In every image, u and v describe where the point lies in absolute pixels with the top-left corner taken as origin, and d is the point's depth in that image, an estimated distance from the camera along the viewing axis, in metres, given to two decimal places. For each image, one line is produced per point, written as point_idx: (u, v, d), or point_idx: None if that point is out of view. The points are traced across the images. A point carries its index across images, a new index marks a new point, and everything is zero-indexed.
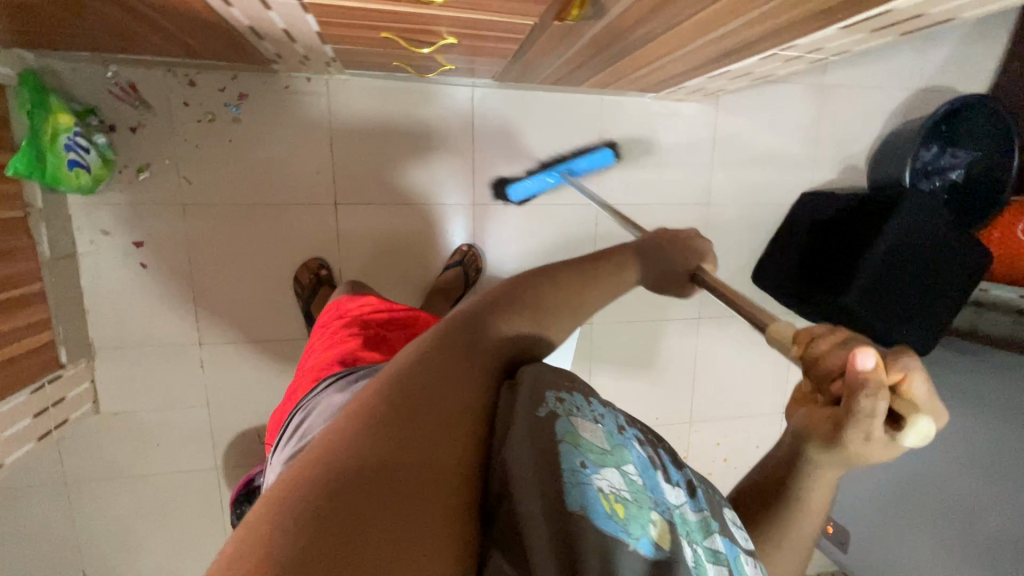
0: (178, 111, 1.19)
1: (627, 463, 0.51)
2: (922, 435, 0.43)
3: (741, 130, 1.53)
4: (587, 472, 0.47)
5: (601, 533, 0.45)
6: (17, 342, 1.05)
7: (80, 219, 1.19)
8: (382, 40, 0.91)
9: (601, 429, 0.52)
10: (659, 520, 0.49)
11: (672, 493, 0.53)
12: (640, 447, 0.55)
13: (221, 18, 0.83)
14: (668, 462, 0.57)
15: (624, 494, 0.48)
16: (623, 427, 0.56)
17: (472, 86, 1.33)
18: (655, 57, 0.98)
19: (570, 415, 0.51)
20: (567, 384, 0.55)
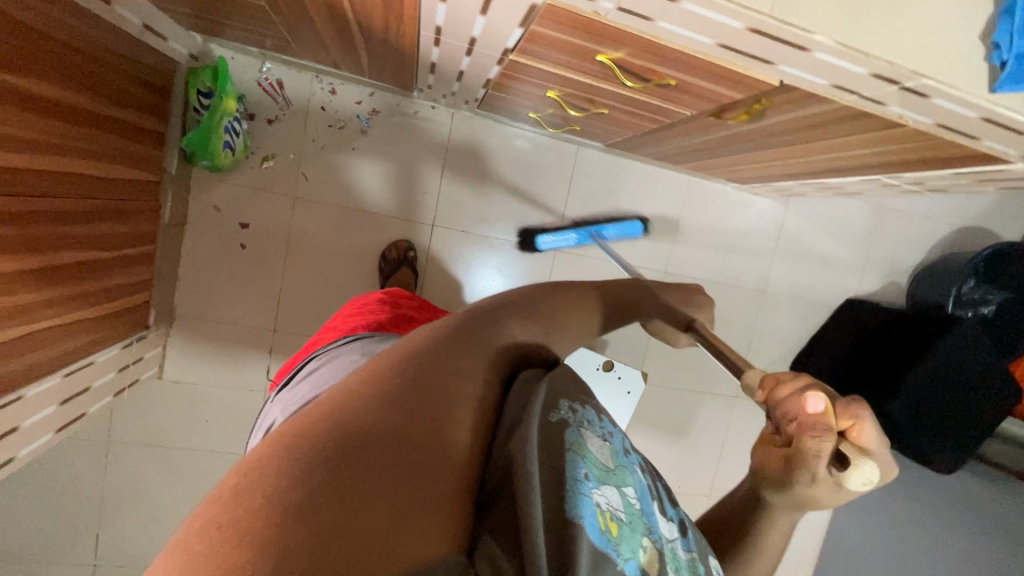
0: (315, 113, 1.28)
1: (628, 485, 0.46)
2: (866, 481, 0.44)
3: (802, 231, 1.65)
4: (588, 482, 0.43)
5: (591, 545, 0.39)
6: (124, 296, 1.08)
7: (198, 191, 1.25)
8: (544, 98, 1.01)
9: (610, 443, 0.48)
10: (648, 550, 0.44)
11: (667, 526, 0.49)
12: (642, 469, 0.51)
13: (416, 50, 0.92)
14: (665, 492, 0.53)
15: (619, 514, 0.43)
16: (628, 447, 0.51)
17: (529, 131, 1.40)
18: (771, 159, 1.09)
19: (581, 421, 0.47)
20: (582, 393, 0.50)
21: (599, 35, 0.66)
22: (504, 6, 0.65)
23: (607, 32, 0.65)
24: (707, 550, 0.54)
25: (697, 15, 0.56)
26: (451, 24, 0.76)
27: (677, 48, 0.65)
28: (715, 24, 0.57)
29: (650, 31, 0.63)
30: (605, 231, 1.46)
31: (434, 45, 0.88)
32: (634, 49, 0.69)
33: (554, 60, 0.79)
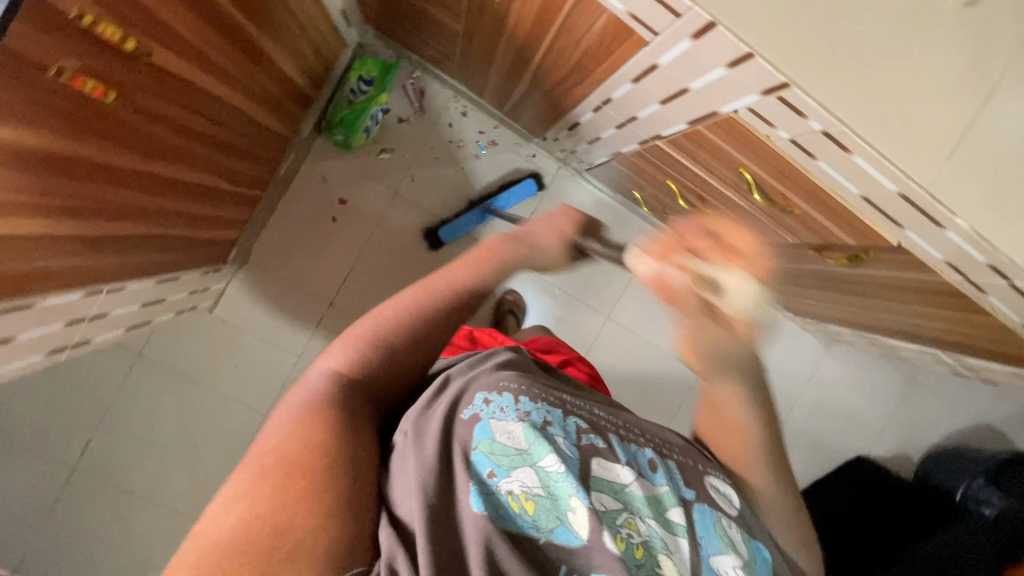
0: (440, 127, 1.38)
1: (542, 457, 0.56)
2: (747, 287, 0.59)
3: (835, 378, 1.70)
4: (495, 478, 0.53)
5: (507, 527, 0.50)
6: (220, 227, 1.13)
7: (313, 158, 1.34)
8: (662, 183, 1.09)
9: (520, 428, 0.58)
10: (581, 506, 0.53)
11: (624, 473, 0.60)
12: (580, 435, 0.62)
13: (568, 107, 1.02)
14: (620, 444, 0.64)
15: (536, 491, 0.53)
16: (551, 420, 0.61)
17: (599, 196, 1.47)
18: (843, 304, 1.16)
19: (490, 418, 0.59)
20: (499, 386, 0.63)
21: (756, 152, 0.75)
22: (685, 103, 0.74)
23: (766, 152, 0.73)
24: (702, 475, 0.67)
25: (860, 169, 0.63)
26: (621, 99, 0.84)
27: (820, 186, 0.73)
28: (869, 180, 0.65)
29: (806, 165, 0.70)
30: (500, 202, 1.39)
31: (592, 110, 0.97)
32: (780, 173, 0.77)
33: (697, 157, 0.88)
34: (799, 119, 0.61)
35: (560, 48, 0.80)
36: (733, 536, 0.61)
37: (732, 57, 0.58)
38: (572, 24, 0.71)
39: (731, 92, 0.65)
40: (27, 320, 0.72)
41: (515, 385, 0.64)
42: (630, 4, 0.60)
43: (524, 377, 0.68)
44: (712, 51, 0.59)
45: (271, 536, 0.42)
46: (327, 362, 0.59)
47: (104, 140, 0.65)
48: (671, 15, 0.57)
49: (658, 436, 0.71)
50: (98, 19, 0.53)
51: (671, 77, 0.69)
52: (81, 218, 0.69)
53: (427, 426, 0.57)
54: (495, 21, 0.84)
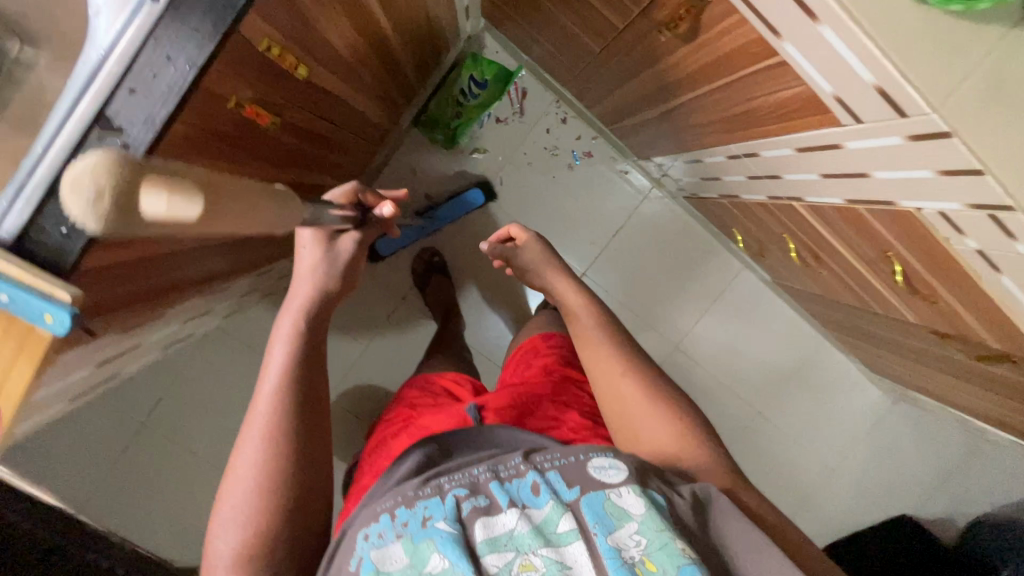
0: (537, 131, 1.32)
1: (428, 561, 0.47)
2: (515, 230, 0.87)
3: (896, 434, 1.64)
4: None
5: None
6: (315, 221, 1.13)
7: (406, 150, 1.31)
8: (777, 232, 1.03)
9: (399, 544, 0.48)
10: None
11: (508, 519, 0.50)
12: (460, 506, 0.51)
13: (695, 146, 0.96)
14: (498, 488, 0.53)
15: None
16: (420, 505, 0.51)
17: (683, 213, 1.42)
18: (943, 379, 1.10)
19: (368, 549, 0.48)
20: (371, 503, 0.53)
21: (920, 246, 0.69)
22: (854, 184, 0.67)
23: (934, 249, 0.67)
24: (584, 460, 0.55)
25: None
26: (770, 159, 0.78)
27: (988, 294, 0.67)
28: None
29: (981, 273, 0.65)
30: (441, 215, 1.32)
31: (725, 156, 0.90)
32: (940, 269, 0.71)
33: (838, 227, 0.82)
34: (1004, 239, 0.55)
35: (718, 99, 0.74)
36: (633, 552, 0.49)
37: (950, 167, 0.52)
38: (749, 84, 0.65)
39: (925, 192, 0.58)
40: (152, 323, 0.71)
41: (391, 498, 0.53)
42: (841, 89, 0.53)
43: (402, 469, 0.58)
44: (926, 154, 0.53)
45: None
46: (225, 539, 0.48)
47: (251, 159, 0.62)
48: (893, 113, 0.51)
49: (542, 448, 0.59)
50: (279, 48, 0.51)
51: (851, 160, 0.63)
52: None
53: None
54: (647, 55, 0.78)
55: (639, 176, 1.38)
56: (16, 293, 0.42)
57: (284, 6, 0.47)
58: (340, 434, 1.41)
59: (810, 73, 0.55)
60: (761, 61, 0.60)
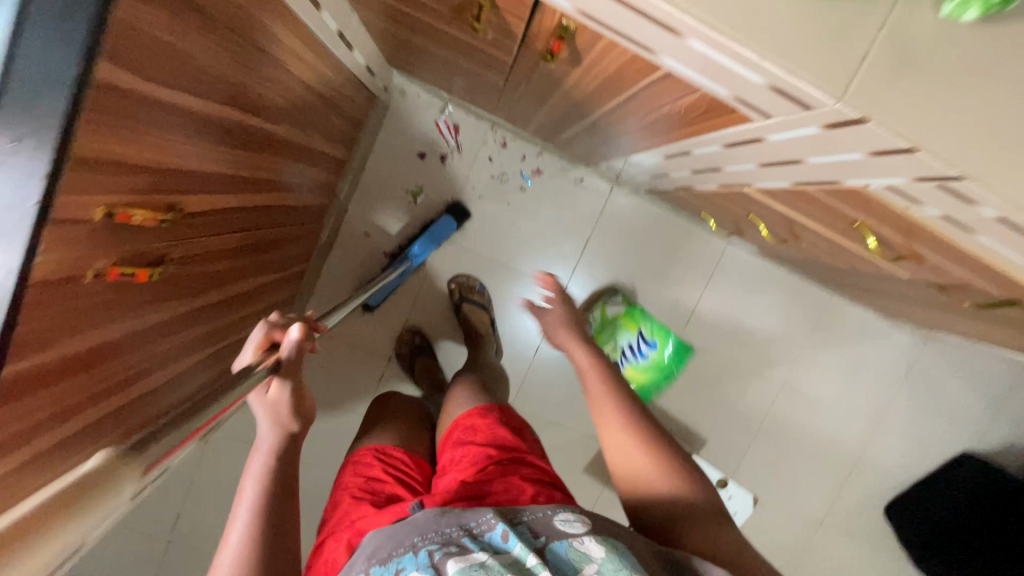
0: (480, 162, 1.28)
1: None
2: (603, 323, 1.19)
3: (934, 374, 1.54)
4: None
5: None
6: (275, 315, 1.10)
7: (353, 215, 1.28)
8: (743, 216, 0.97)
9: None
10: None
11: (480, 553, 0.50)
12: (434, 552, 0.51)
13: (631, 151, 0.91)
14: (472, 540, 0.53)
15: None
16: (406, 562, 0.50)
17: (651, 203, 1.35)
18: (957, 318, 1.01)
19: None
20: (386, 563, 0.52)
21: (883, 216, 0.62)
22: (793, 169, 0.61)
23: (901, 220, 0.61)
24: (550, 514, 0.57)
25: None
26: (706, 155, 0.72)
27: (975, 254, 0.60)
28: None
29: (954, 235, 0.58)
30: (420, 252, 1.24)
31: (663, 156, 0.85)
32: (909, 233, 0.64)
33: (797, 206, 0.75)
34: (964, 205, 0.49)
35: (625, 110, 0.69)
36: (597, 543, 0.52)
37: (884, 149, 0.45)
38: (647, 95, 0.60)
39: (867, 172, 0.52)
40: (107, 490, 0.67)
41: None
42: (740, 92, 0.47)
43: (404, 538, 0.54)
44: (853, 140, 0.46)
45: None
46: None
47: (145, 307, 0.59)
48: (800, 107, 0.45)
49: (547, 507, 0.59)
50: (125, 207, 0.47)
51: (781, 150, 0.57)
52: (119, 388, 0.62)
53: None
54: (548, 81, 0.73)
55: (592, 174, 1.31)
56: None
57: (103, 170, 0.43)
58: None
59: (704, 81, 0.49)
60: (652, 76, 0.54)
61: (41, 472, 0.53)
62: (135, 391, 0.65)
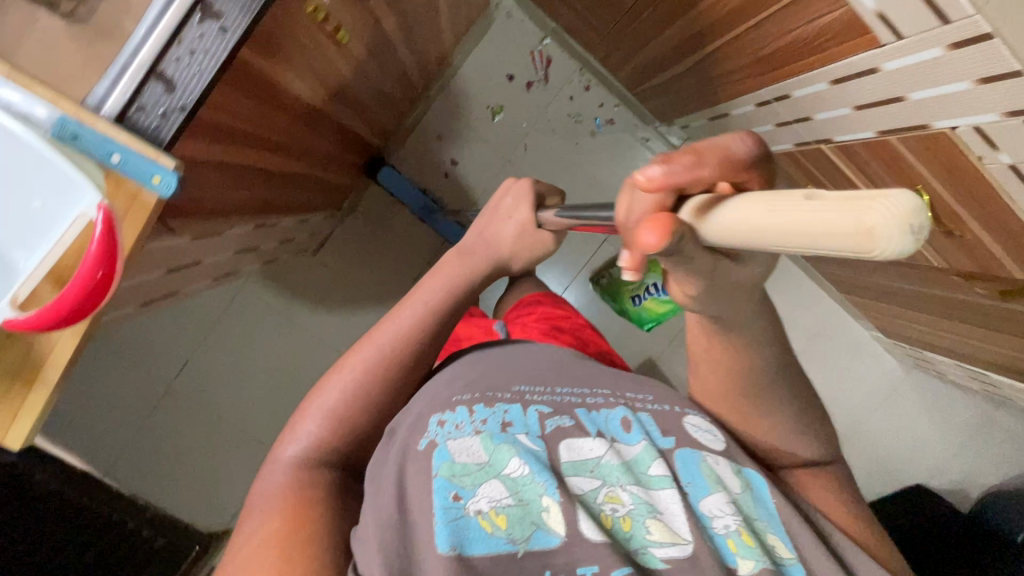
0: (562, 99, 1.37)
1: (505, 463, 0.52)
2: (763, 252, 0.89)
3: (909, 404, 1.66)
4: (461, 501, 0.49)
5: (475, 551, 0.46)
6: (350, 179, 1.15)
7: (434, 117, 1.36)
8: (803, 187, 1.06)
9: (478, 441, 0.53)
10: (553, 503, 0.51)
11: (596, 446, 0.58)
12: (543, 423, 0.58)
13: (719, 101, 1.02)
14: (585, 415, 0.61)
15: (505, 505, 0.50)
16: (510, 419, 0.57)
17: None
18: (959, 327, 1.12)
19: (445, 441, 0.52)
20: (492, 395, 0.58)
21: (952, 172, 0.72)
22: (890, 111, 0.71)
23: (968, 175, 0.70)
24: (680, 414, 0.64)
25: None
26: (803, 99, 0.82)
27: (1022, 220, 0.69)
28: None
29: (1013, 194, 0.67)
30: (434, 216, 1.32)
31: (754, 104, 0.94)
32: (967, 195, 0.73)
33: (867, 167, 0.85)
34: None
35: (744, 41, 0.80)
36: (722, 471, 0.60)
37: (993, 73, 0.55)
38: (779, 18, 0.70)
39: (966, 107, 0.61)
40: (216, 246, 0.71)
41: (469, 394, 0.57)
42: (885, 3, 0.57)
43: (502, 381, 0.61)
44: (968, 63, 0.56)
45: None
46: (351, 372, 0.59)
47: (310, 82, 0.65)
48: (936, 21, 0.54)
49: (633, 386, 0.68)
50: None
51: (888, 84, 0.66)
52: (265, 154, 0.67)
53: (385, 464, 0.52)
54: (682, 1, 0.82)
55: (659, 138, 1.40)
56: (127, 154, 0.45)
57: None
58: None
59: None
60: None
61: (209, 189, 0.58)
62: (270, 165, 0.71)
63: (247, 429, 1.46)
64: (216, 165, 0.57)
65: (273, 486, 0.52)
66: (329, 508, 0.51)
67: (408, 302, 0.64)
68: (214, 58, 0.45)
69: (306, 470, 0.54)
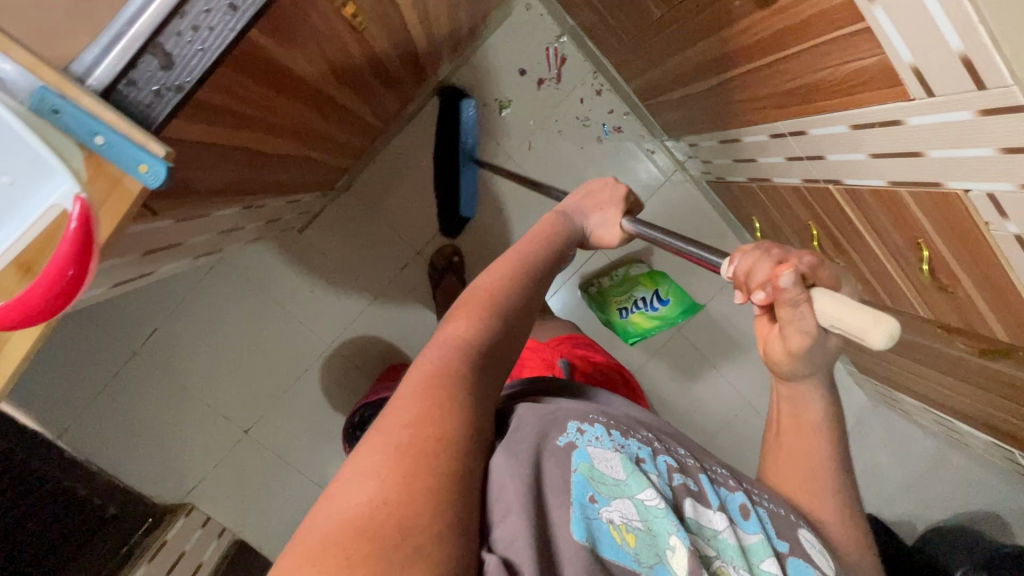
0: (572, 100, 1.34)
1: (642, 491, 0.55)
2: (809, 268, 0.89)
3: (871, 437, 1.71)
4: (596, 504, 0.53)
5: (603, 557, 0.50)
6: (347, 161, 1.10)
7: (439, 103, 1.32)
8: (803, 222, 1.06)
9: (619, 459, 0.56)
10: (680, 545, 0.52)
11: (717, 518, 0.58)
12: (671, 474, 0.60)
13: (734, 126, 1.00)
14: (709, 484, 0.61)
15: (633, 524, 0.53)
16: (646, 456, 0.59)
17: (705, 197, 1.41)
18: (932, 375, 1.15)
19: (586, 444, 0.57)
20: (632, 428, 0.63)
21: (957, 232, 0.72)
22: (906, 165, 0.70)
23: (972, 238, 0.70)
24: (795, 523, 0.62)
25: None
26: (819, 137, 0.81)
27: (1019, 290, 0.69)
28: None
29: (1015, 265, 0.67)
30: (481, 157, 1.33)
31: (768, 134, 0.92)
32: (967, 256, 0.74)
33: (869, 213, 0.85)
34: None
35: (770, 73, 0.78)
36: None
37: (1017, 145, 0.54)
38: (811, 56, 0.68)
39: (983, 174, 0.61)
40: (203, 228, 0.68)
41: (608, 418, 0.62)
42: (926, 61, 0.55)
43: (637, 421, 0.65)
44: (995, 131, 0.55)
45: (399, 526, 0.39)
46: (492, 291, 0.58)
47: (320, 64, 0.61)
48: (974, 86, 0.53)
49: (754, 481, 0.67)
50: None
51: (909, 137, 0.65)
52: (264, 138, 0.63)
53: (526, 439, 0.55)
54: (712, 22, 0.80)
55: (664, 152, 1.38)
56: (113, 137, 0.40)
57: None
58: (337, 381, 1.43)
59: (895, 44, 0.57)
60: (844, 30, 0.61)
61: (201, 172, 0.55)
62: (267, 148, 0.67)
63: (212, 405, 1.40)
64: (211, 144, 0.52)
65: (433, 362, 0.51)
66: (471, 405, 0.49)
67: (537, 246, 0.68)
68: (220, 38, 0.41)
69: (462, 353, 0.52)
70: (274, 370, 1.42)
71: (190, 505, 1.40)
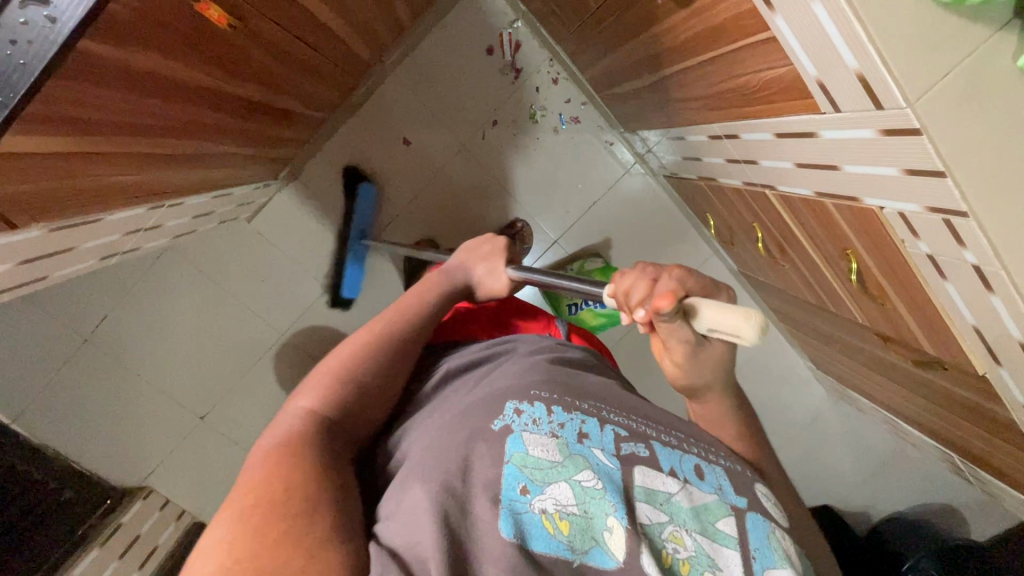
0: (527, 87, 1.31)
1: (580, 471, 0.48)
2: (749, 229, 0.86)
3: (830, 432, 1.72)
4: (529, 494, 0.47)
5: (535, 551, 0.44)
6: (285, 150, 1.08)
7: (390, 90, 1.29)
8: (747, 223, 1.04)
9: (553, 442, 0.50)
10: (619, 525, 0.46)
11: (669, 483, 0.51)
12: (619, 444, 0.53)
13: (676, 124, 0.97)
14: (662, 449, 0.54)
15: (569, 510, 0.47)
16: (587, 428, 0.52)
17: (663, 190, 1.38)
18: (877, 377, 1.15)
19: (522, 431, 0.51)
20: (573, 400, 0.55)
21: (877, 243, 0.70)
22: (826, 176, 0.67)
23: (890, 249, 0.68)
24: (750, 480, 0.56)
25: (992, 308, 0.59)
26: (749, 142, 0.78)
27: (933, 303, 0.69)
28: (999, 323, 0.61)
29: (930, 280, 0.66)
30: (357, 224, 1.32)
31: (707, 135, 0.90)
32: (890, 268, 0.72)
33: (803, 218, 0.83)
34: (953, 245, 0.56)
35: (697, 74, 0.75)
36: (792, 551, 0.51)
37: (917, 168, 0.52)
38: (729, 60, 0.66)
39: (891, 192, 0.59)
40: (94, 230, 0.68)
41: (549, 391, 0.55)
42: (826, 74, 0.53)
43: (583, 388, 0.58)
44: (895, 150, 0.53)
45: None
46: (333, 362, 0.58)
47: (208, 66, 0.59)
48: (871, 104, 0.50)
49: (704, 435, 0.60)
50: None
51: (826, 150, 0.63)
52: (149, 146, 0.61)
53: (452, 435, 0.51)
54: (640, 18, 0.77)
55: (620, 145, 1.35)
56: None
57: None
58: (290, 369, 1.44)
59: (798, 54, 0.54)
60: (754, 36, 0.59)
61: (63, 188, 0.54)
62: (162, 153, 0.65)
63: (164, 393, 1.39)
64: (77, 157, 0.51)
65: (280, 440, 0.49)
66: (328, 456, 0.48)
67: (407, 319, 0.65)
68: (41, 51, 0.39)
69: (309, 426, 0.51)
70: (227, 358, 1.41)
71: (148, 488, 1.39)
